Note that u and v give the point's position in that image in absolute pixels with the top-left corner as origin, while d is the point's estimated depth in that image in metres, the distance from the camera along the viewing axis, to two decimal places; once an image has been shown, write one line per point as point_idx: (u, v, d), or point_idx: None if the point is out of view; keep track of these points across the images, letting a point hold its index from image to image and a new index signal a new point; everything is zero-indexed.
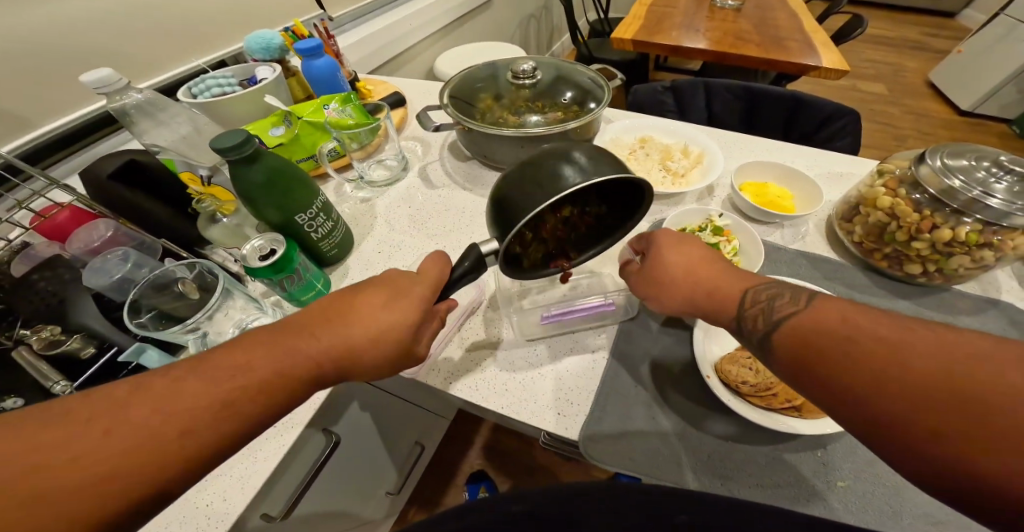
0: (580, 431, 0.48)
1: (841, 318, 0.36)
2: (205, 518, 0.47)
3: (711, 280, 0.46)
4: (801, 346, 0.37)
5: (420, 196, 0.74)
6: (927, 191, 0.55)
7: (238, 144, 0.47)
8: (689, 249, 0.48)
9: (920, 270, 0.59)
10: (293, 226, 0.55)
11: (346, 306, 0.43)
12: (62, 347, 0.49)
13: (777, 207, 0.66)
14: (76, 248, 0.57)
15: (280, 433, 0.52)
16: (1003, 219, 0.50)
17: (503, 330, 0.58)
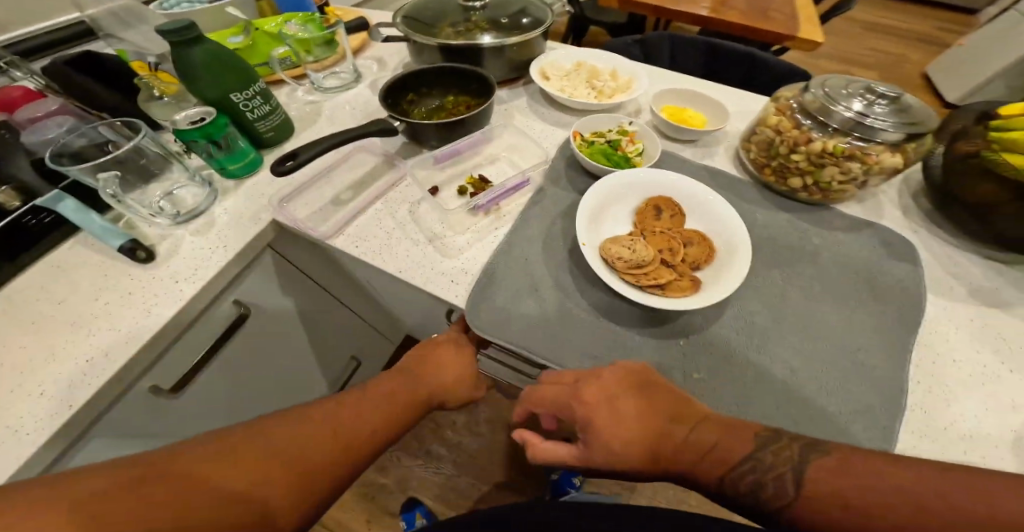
0: (467, 295, 0.50)
1: (842, 504, 0.33)
2: (85, 371, 0.48)
3: (663, 449, 0.40)
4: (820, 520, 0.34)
5: (366, 101, 0.77)
6: (807, 113, 0.62)
7: (180, 29, 0.52)
8: (622, 408, 0.41)
9: (800, 184, 0.65)
10: (228, 104, 0.58)
11: (422, 372, 0.52)
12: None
13: (688, 124, 0.73)
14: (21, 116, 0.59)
15: (173, 290, 0.52)
16: (872, 135, 0.58)
17: (413, 205, 0.58)
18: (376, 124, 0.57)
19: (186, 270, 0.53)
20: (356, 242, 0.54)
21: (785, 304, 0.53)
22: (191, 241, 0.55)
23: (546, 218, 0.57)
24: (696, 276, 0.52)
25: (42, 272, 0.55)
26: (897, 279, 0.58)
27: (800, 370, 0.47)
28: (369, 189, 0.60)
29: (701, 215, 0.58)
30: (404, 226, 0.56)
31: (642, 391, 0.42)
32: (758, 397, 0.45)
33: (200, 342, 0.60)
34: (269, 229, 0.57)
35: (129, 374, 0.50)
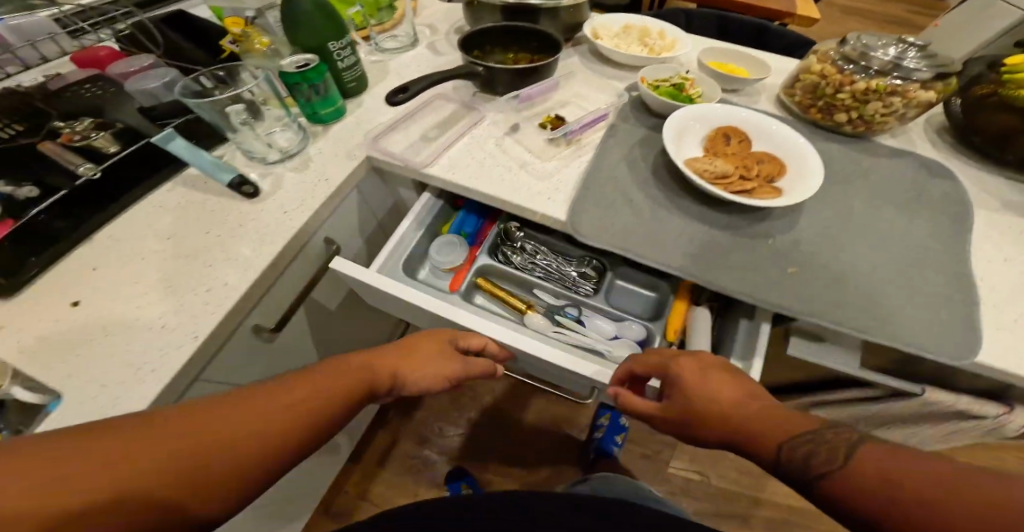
0: (569, 207, 0.53)
1: (881, 479, 0.32)
2: (206, 298, 0.49)
3: (735, 413, 0.40)
4: (860, 491, 0.33)
5: (427, 60, 0.80)
6: (847, 58, 0.68)
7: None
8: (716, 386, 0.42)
9: (846, 119, 0.71)
10: (325, 53, 0.62)
11: (393, 363, 0.48)
12: (88, 141, 0.56)
13: (733, 73, 0.78)
14: (116, 72, 0.63)
15: (283, 217, 0.53)
16: (911, 75, 0.65)
17: (498, 139, 0.62)
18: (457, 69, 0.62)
19: (293, 202, 0.55)
20: (452, 169, 0.57)
21: (853, 214, 0.58)
22: (293, 177, 0.57)
23: (624, 148, 0.61)
24: (776, 185, 0.57)
25: (144, 210, 0.56)
26: (944, 195, 0.64)
27: (879, 264, 0.52)
28: (457, 129, 0.63)
29: (768, 141, 0.63)
30: (496, 156, 0.59)
31: (744, 384, 0.42)
32: (848, 284, 0.49)
33: (301, 278, 0.60)
34: (362, 166, 0.60)
35: (248, 304, 0.51)
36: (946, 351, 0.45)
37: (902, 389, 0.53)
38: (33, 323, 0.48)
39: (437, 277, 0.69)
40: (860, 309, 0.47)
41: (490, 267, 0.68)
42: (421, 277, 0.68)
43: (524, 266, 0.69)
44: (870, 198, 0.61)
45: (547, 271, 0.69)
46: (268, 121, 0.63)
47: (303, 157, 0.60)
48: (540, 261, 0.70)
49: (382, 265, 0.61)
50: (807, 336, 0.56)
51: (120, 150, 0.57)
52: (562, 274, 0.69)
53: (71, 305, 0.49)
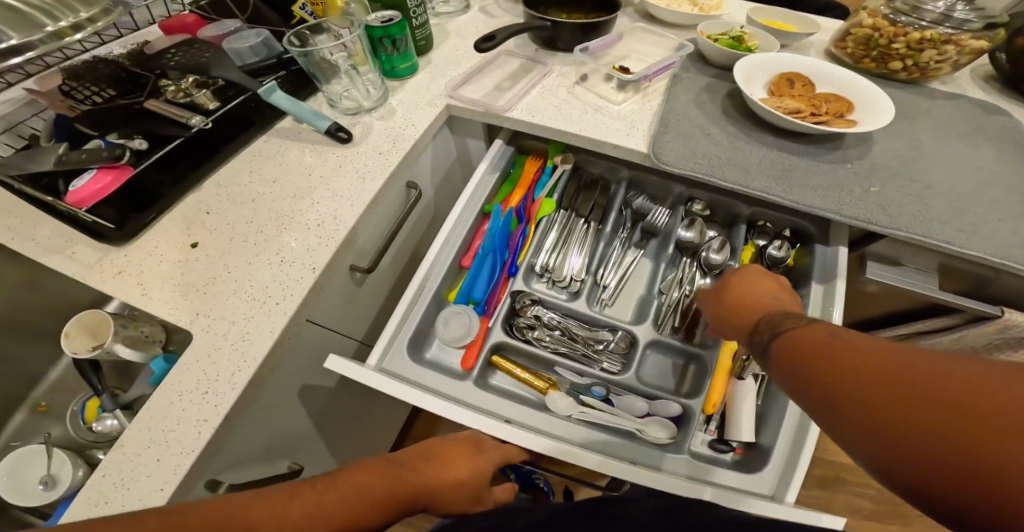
0: (650, 141, 0.56)
1: (826, 334, 0.29)
2: (318, 234, 0.53)
3: (753, 301, 0.41)
4: (800, 346, 0.29)
5: (482, 22, 0.82)
6: (897, 11, 0.71)
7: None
8: (760, 284, 0.42)
9: (900, 67, 0.74)
10: (403, 9, 0.64)
11: (432, 464, 0.47)
12: (193, 99, 0.62)
13: (780, 25, 0.81)
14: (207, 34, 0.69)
15: (378, 159, 0.57)
16: (962, 25, 0.67)
17: (568, 86, 0.65)
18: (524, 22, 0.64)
19: (386, 145, 0.58)
20: (529, 112, 0.60)
21: (920, 146, 0.60)
22: (380, 125, 0.61)
23: (691, 93, 0.64)
24: (848, 120, 0.59)
25: (245, 161, 0.61)
26: (1005, 130, 0.66)
27: (955, 187, 0.54)
28: (528, 80, 0.66)
29: (831, 85, 0.65)
30: (569, 100, 0.62)
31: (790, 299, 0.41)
32: (929, 206, 0.51)
33: (389, 221, 0.63)
34: (442, 114, 0.63)
35: (350, 245, 0.55)
36: None
37: (982, 312, 0.55)
38: (159, 263, 0.52)
39: (444, 354, 0.64)
40: (942, 226, 0.49)
41: (504, 344, 0.65)
42: (428, 354, 0.63)
43: (542, 342, 0.65)
44: (933, 133, 0.63)
45: (565, 345, 0.66)
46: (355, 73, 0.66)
47: (386, 108, 0.63)
48: (558, 334, 0.66)
49: (377, 360, 0.57)
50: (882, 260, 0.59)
51: (217, 108, 0.62)
52: (582, 347, 0.66)
53: (192, 246, 0.54)
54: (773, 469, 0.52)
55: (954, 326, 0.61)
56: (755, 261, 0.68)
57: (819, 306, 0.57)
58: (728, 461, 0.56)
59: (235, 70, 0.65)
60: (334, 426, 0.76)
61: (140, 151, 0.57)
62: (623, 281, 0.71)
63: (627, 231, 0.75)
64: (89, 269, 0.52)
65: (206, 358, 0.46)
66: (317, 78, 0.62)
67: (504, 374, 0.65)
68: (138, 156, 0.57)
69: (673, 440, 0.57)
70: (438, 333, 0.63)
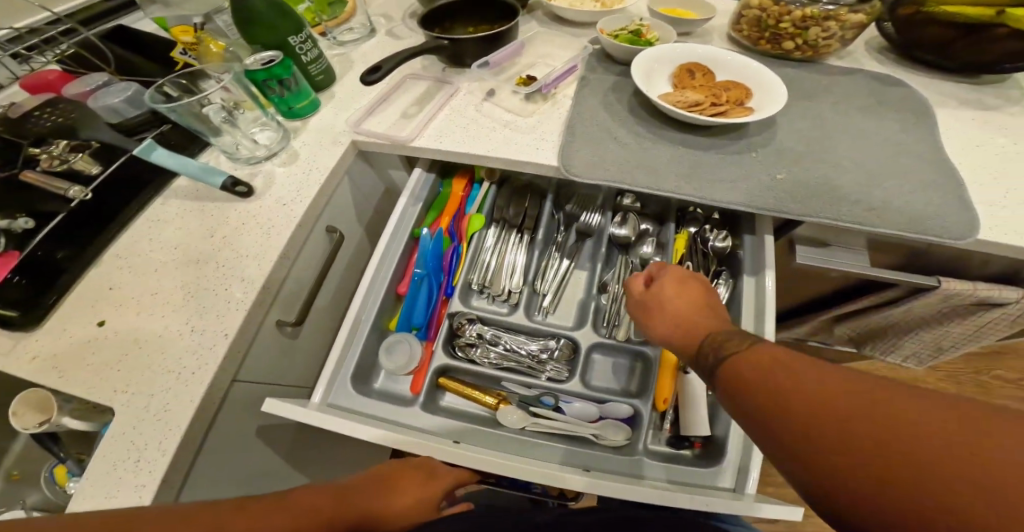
0: (559, 152, 0.55)
1: (777, 368, 0.30)
2: (226, 300, 0.50)
3: (692, 317, 0.42)
4: (754, 380, 0.31)
5: (388, 46, 0.81)
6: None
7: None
8: (691, 291, 0.45)
9: (793, 46, 0.77)
10: (287, 48, 0.63)
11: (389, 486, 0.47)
12: (70, 164, 0.58)
13: (678, 15, 0.83)
14: (73, 91, 0.64)
15: (283, 211, 0.55)
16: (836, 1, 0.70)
17: (473, 104, 0.64)
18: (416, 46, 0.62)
19: (291, 194, 0.56)
20: (437, 136, 0.59)
21: (821, 124, 0.62)
22: (283, 171, 0.58)
23: (599, 95, 0.64)
24: (747, 107, 0.60)
25: (145, 224, 0.57)
26: (902, 100, 0.69)
27: (855, 163, 0.56)
28: (430, 102, 0.65)
29: (728, 71, 0.67)
30: (475, 118, 0.61)
31: (717, 303, 0.44)
32: (834, 185, 0.53)
33: (312, 269, 0.61)
34: (349, 151, 0.61)
35: (266, 303, 0.52)
36: (948, 233, 0.50)
37: (920, 284, 0.57)
38: (67, 345, 0.49)
39: (394, 383, 0.63)
40: (850, 206, 0.51)
41: (449, 367, 0.64)
42: (375, 386, 0.62)
43: (486, 360, 0.65)
44: (832, 110, 0.66)
45: (511, 360, 0.65)
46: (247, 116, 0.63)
47: (287, 151, 0.61)
48: (502, 349, 0.66)
49: (321, 397, 0.54)
50: (813, 244, 0.61)
51: (100, 170, 0.58)
52: (528, 360, 0.65)
53: (98, 324, 0.50)
54: (729, 463, 0.52)
55: (899, 299, 0.62)
56: (691, 246, 0.68)
57: (753, 301, 0.57)
58: (688, 456, 0.57)
59: (109, 130, 0.62)
60: (302, 482, 0.73)
61: (25, 233, 0.53)
62: (563, 285, 0.70)
63: (561, 234, 0.74)
64: (4, 359, 0.48)
65: (118, 447, 0.43)
66: (203, 132, 0.59)
67: (454, 394, 0.64)
68: (22, 238, 0.53)
69: (629, 440, 0.58)
70: (382, 364, 0.62)
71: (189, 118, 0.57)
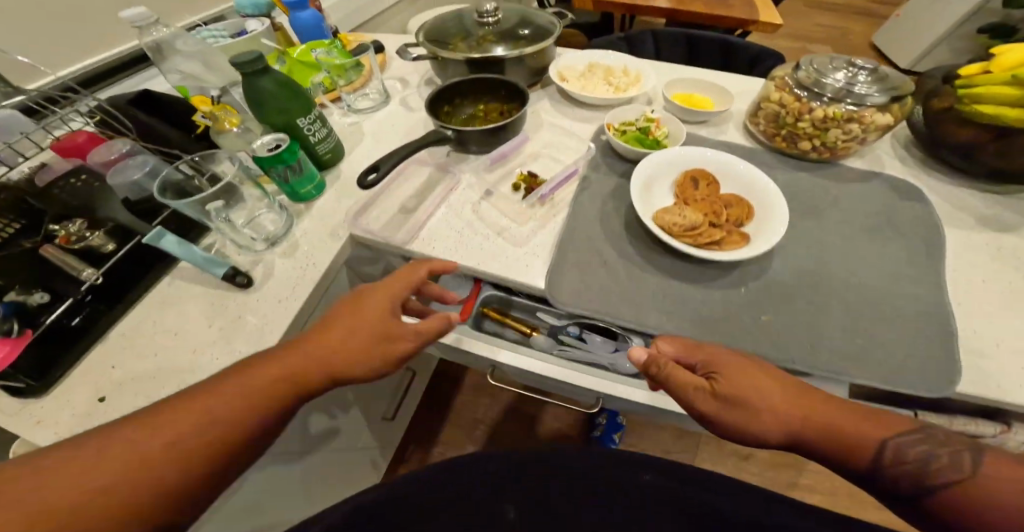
0: (549, 274, 0.56)
1: (978, 491, 0.38)
2: None
3: (816, 413, 0.42)
4: (979, 506, 0.38)
5: (399, 117, 0.84)
6: (799, 86, 0.72)
7: (251, 59, 0.58)
8: (769, 389, 0.43)
9: (811, 146, 0.75)
10: (295, 128, 0.65)
11: (339, 318, 0.47)
12: (86, 242, 0.59)
13: (699, 107, 0.82)
14: (98, 160, 0.66)
15: (278, 307, 0.57)
16: (863, 101, 0.67)
17: (471, 203, 0.66)
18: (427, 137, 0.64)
19: (286, 289, 0.58)
20: (431, 240, 0.60)
21: (819, 248, 0.62)
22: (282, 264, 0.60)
23: (594, 199, 0.64)
24: (744, 230, 0.60)
25: (149, 305, 0.61)
26: (913, 219, 0.67)
27: (846, 304, 0.55)
28: (433, 198, 0.67)
29: (735, 181, 0.66)
30: (475, 221, 0.63)
31: (801, 384, 0.45)
32: (821, 329, 0.52)
33: None
34: (347, 245, 0.63)
35: None
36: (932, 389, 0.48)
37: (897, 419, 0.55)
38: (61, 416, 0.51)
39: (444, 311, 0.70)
40: (834, 356, 0.50)
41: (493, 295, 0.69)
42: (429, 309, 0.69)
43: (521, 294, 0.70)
44: (832, 232, 0.65)
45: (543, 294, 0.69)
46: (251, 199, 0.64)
47: (289, 240, 0.63)
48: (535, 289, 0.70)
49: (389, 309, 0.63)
50: None
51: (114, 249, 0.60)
52: None
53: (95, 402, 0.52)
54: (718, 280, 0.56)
55: None
56: None
57: None
58: None
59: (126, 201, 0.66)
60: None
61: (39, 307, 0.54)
62: None
63: None
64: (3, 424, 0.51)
65: None
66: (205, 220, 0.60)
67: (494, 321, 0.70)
68: (36, 315, 0.53)
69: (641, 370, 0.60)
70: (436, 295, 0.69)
71: (197, 210, 0.57)
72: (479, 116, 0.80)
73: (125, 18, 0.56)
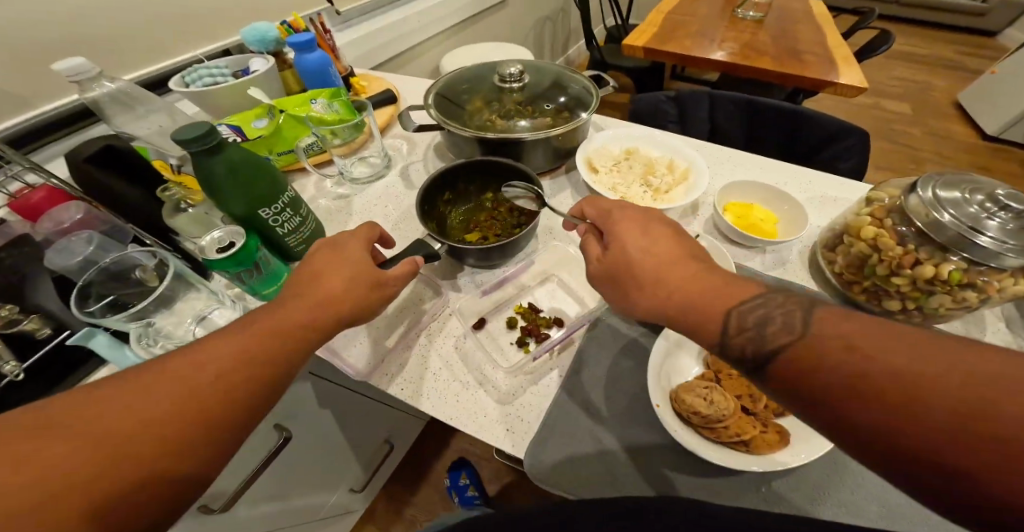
0: (526, 448, 0.52)
1: (845, 367, 0.34)
2: None
3: (699, 299, 0.44)
4: (807, 373, 0.36)
5: (397, 197, 0.77)
6: (914, 221, 0.55)
7: (199, 137, 0.48)
8: (656, 243, 0.49)
9: (899, 306, 0.60)
10: (257, 220, 0.56)
11: (312, 281, 0.49)
12: (19, 327, 0.54)
13: (757, 231, 0.67)
14: (48, 228, 0.61)
15: None
16: (989, 259, 0.50)
17: (459, 340, 0.60)
18: (412, 248, 0.58)
19: None
20: (413, 393, 0.55)
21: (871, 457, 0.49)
22: None
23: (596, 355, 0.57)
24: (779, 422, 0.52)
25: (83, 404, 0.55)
26: None
27: None
28: (416, 314, 0.62)
29: None
30: (456, 361, 0.58)
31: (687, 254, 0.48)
32: None
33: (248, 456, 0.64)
34: None
35: None
36: None
37: None
38: None
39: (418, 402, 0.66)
40: None
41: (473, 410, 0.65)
42: None
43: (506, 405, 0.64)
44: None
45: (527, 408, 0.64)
46: (193, 302, 0.61)
47: None
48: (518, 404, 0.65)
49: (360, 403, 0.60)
50: None
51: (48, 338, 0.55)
52: None
53: None
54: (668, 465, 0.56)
55: None
56: None
57: None
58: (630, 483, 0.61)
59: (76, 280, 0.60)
60: None
61: None
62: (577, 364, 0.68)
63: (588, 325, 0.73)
64: None
65: None
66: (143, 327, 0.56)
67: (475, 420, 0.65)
68: None
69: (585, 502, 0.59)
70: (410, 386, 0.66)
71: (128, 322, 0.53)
72: (480, 212, 0.72)
73: (61, 67, 0.60)
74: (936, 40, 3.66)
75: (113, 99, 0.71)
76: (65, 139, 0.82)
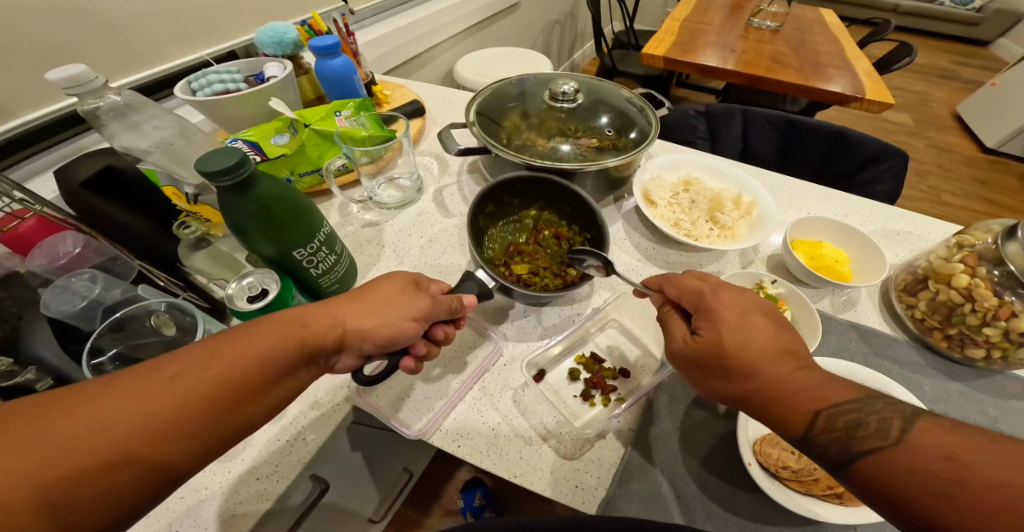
0: (602, 502, 0.46)
1: (927, 475, 0.32)
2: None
3: (784, 379, 0.40)
4: (894, 474, 0.34)
5: (433, 224, 0.70)
6: (1011, 269, 0.50)
7: (232, 167, 0.40)
8: (754, 322, 0.44)
9: (982, 355, 0.55)
10: (291, 262, 0.49)
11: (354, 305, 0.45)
12: (15, 379, 0.45)
13: (832, 273, 0.62)
14: (38, 264, 0.51)
15: (253, 488, 0.47)
16: None
17: (516, 392, 0.54)
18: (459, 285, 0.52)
19: (265, 464, 0.49)
20: (467, 451, 0.49)
21: None
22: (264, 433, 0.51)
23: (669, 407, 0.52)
24: None
25: None
26: None
27: None
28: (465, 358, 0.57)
29: None
30: (513, 413, 0.52)
31: (780, 325, 0.44)
32: None
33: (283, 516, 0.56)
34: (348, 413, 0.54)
35: None
36: None
37: None
38: None
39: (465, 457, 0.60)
40: None
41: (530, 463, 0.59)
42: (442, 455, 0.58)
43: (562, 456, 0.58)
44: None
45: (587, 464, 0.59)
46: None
47: None
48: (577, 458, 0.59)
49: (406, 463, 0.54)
50: None
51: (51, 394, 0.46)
52: None
53: None
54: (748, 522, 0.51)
55: None
56: None
57: None
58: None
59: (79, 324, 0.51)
60: None
61: None
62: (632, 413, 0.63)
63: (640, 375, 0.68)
64: None
65: None
66: None
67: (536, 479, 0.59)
68: None
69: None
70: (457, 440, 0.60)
71: None
72: (522, 230, 0.66)
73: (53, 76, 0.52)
74: (936, 50, 3.68)
75: (115, 112, 0.62)
76: (61, 146, 0.75)
